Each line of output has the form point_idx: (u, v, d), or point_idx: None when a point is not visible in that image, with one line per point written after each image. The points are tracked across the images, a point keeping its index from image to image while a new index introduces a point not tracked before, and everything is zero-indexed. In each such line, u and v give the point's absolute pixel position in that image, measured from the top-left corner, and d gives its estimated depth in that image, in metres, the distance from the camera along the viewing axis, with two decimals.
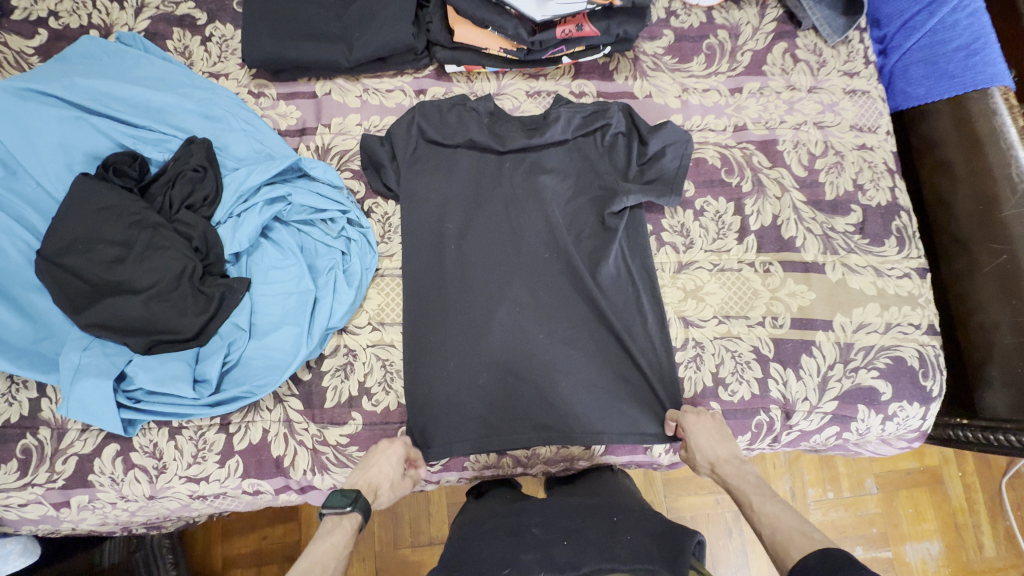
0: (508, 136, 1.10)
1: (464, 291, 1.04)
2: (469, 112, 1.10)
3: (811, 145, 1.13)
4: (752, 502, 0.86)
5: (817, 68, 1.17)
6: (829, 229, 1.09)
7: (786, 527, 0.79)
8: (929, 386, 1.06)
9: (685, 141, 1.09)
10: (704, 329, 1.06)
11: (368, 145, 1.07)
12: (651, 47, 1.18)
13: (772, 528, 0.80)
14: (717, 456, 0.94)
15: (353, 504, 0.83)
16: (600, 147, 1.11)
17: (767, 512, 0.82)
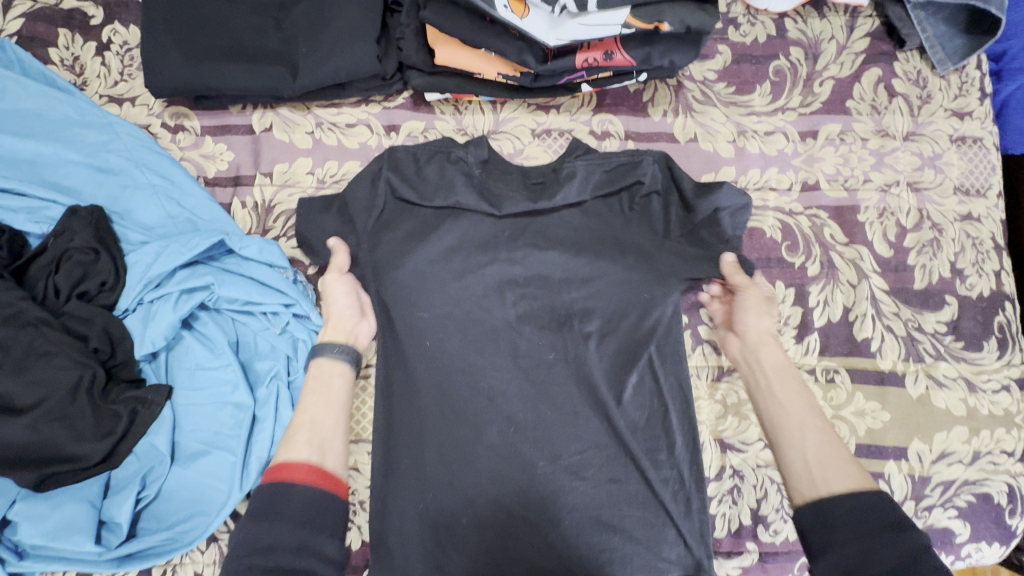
0: (507, 199, 0.83)
1: (449, 403, 0.81)
2: (458, 166, 0.83)
3: (900, 214, 0.87)
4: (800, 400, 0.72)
5: (918, 105, 0.88)
6: (914, 328, 0.85)
7: (835, 459, 0.64)
8: (1016, 524, 0.83)
9: (745, 206, 0.82)
10: (746, 454, 0.85)
11: (318, 211, 0.81)
12: (698, 70, 0.89)
13: (813, 453, 0.66)
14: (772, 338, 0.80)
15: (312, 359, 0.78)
16: (630, 215, 0.84)
17: (812, 432, 0.68)
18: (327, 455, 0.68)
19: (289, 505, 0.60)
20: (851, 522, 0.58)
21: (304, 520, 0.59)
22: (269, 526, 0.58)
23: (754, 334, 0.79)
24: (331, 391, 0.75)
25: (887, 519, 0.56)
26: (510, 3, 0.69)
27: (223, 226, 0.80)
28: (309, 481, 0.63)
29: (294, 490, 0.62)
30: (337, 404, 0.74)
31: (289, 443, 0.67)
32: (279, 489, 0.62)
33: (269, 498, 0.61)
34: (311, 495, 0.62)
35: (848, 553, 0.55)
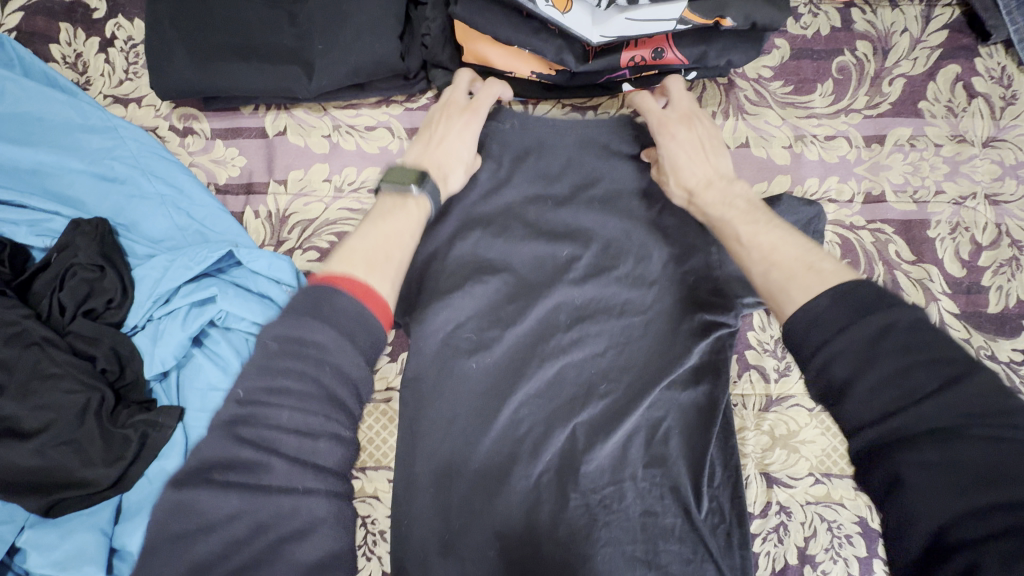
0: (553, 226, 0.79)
1: (479, 413, 0.75)
2: (509, 216, 0.78)
3: (976, 230, 0.78)
4: (738, 232, 0.60)
5: (1002, 107, 0.79)
6: (987, 357, 0.77)
7: (790, 272, 0.53)
8: None
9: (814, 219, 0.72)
10: (794, 490, 0.78)
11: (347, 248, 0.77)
12: (753, 67, 0.81)
13: (765, 279, 0.54)
14: (698, 175, 0.67)
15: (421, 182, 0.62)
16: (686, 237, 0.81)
17: (755, 246, 0.58)
18: (388, 286, 0.53)
19: (301, 362, 0.42)
20: (827, 321, 0.45)
21: (307, 440, 0.41)
22: (261, 400, 0.41)
23: (692, 175, 0.67)
24: (405, 221, 0.61)
25: (857, 305, 0.44)
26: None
27: (236, 238, 0.75)
28: (355, 297, 0.47)
29: (310, 328, 0.43)
30: (407, 239, 0.60)
31: (341, 258, 0.53)
32: (322, 293, 0.46)
33: (273, 352, 0.43)
34: (320, 346, 0.43)
35: (817, 375, 0.44)
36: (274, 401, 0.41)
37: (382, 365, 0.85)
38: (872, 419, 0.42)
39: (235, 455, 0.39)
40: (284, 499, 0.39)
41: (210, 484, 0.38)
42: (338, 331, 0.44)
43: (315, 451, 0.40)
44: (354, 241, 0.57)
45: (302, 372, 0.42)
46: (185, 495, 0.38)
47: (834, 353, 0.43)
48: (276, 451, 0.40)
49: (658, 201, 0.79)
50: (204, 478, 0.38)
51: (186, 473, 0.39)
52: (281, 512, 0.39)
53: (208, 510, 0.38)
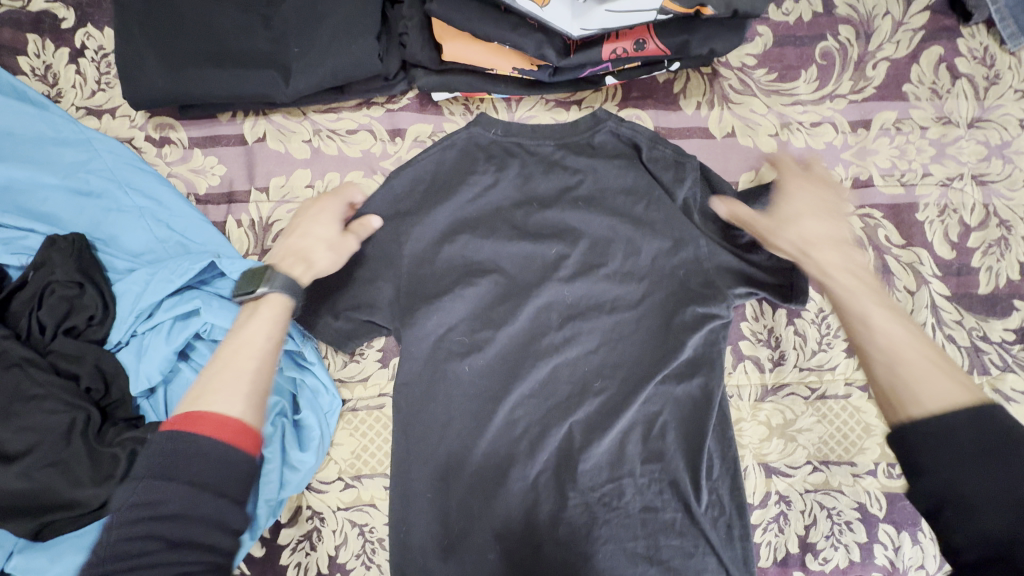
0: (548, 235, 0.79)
1: (476, 414, 0.75)
2: (496, 217, 0.77)
3: (964, 211, 0.78)
4: (866, 314, 0.57)
5: (986, 87, 0.79)
6: (979, 338, 0.77)
7: (922, 374, 0.51)
8: None
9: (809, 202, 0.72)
10: (793, 479, 0.78)
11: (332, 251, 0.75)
12: (736, 55, 0.80)
13: (891, 369, 0.53)
14: (812, 234, 0.65)
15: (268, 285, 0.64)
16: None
17: (885, 332, 0.56)
18: (244, 402, 0.53)
19: (162, 516, 0.46)
20: (957, 435, 0.46)
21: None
22: (127, 559, 0.44)
23: (806, 232, 0.65)
24: (260, 333, 0.60)
25: (987, 436, 0.45)
26: None
27: (218, 248, 0.74)
28: (206, 434, 0.49)
29: (159, 487, 0.46)
30: (259, 341, 0.60)
31: (189, 397, 0.53)
32: (171, 442, 0.49)
33: (134, 510, 0.46)
34: (169, 501, 0.46)
35: (935, 485, 0.45)
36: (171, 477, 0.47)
37: (373, 372, 0.82)
38: (983, 541, 0.43)
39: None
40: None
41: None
42: (190, 481, 0.47)
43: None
44: (205, 373, 0.56)
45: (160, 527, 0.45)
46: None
47: (910, 434, 0.48)
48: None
49: (643, 195, 0.77)
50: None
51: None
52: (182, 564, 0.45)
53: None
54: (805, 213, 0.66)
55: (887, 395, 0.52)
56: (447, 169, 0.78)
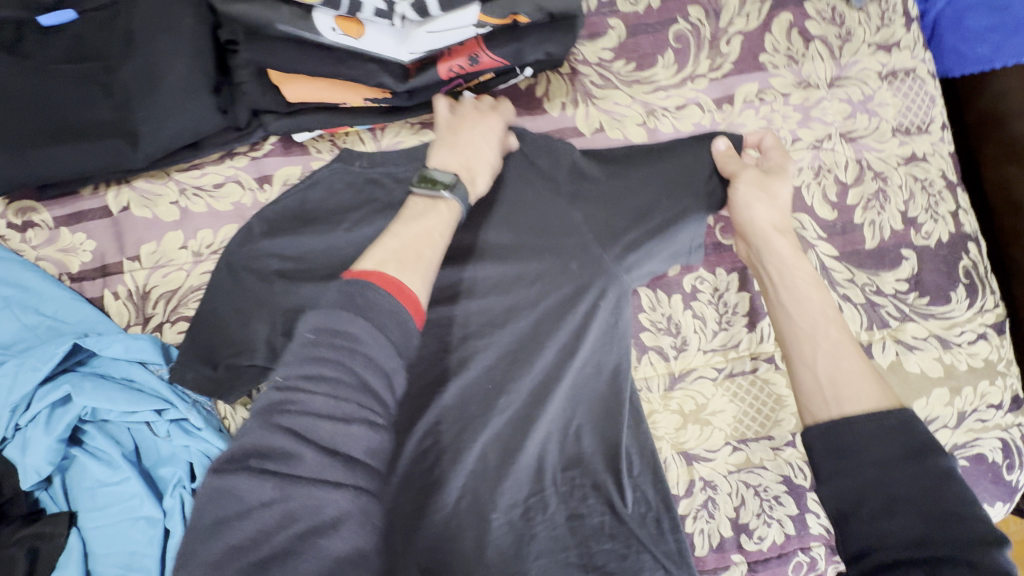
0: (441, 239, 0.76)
1: None
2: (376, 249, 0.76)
3: (839, 169, 0.78)
4: (806, 311, 0.61)
5: (840, 46, 0.80)
6: (873, 293, 0.78)
7: (853, 376, 0.54)
8: (1015, 478, 0.80)
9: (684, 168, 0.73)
10: (714, 462, 0.78)
11: (213, 309, 0.73)
12: (592, 50, 0.80)
13: (826, 365, 0.56)
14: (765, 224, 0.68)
15: (454, 190, 0.66)
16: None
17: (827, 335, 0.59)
18: (419, 281, 0.57)
19: (319, 385, 0.46)
20: (875, 445, 0.49)
21: (337, 428, 0.45)
22: (268, 458, 0.44)
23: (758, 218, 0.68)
24: (433, 218, 0.64)
25: (907, 445, 0.48)
26: (340, 23, 0.58)
27: (94, 327, 0.73)
28: (380, 287, 0.53)
29: (346, 323, 0.49)
30: (439, 237, 0.63)
31: (370, 255, 0.58)
32: (352, 285, 0.52)
33: (292, 345, 0.49)
34: (356, 336, 0.48)
35: (860, 483, 0.47)
36: (311, 383, 0.46)
37: None
38: (898, 544, 0.45)
39: (273, 443, 0.44)
40: (313, 495, 0.43)
41: (248, 470, 0.43)
42: (372, 323, 0.50)
43: (349, 434, 0.45)
44: (392, 241, 0.60)
45: (341, 361, 0.47)
46: (221, 482, 0.43)
47: (839, 439, 0.50)
48: (310, 445, 0.44)
49: (519, 205, 0.77)
50: (240, 465, 0.44)
51: (222, 461, 0.44)
52: (307, 504, 0.43)
53: (243, 496, 0.42)
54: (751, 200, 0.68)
55: (820, 386, 0.55)
56: (320, 208, 0.76)
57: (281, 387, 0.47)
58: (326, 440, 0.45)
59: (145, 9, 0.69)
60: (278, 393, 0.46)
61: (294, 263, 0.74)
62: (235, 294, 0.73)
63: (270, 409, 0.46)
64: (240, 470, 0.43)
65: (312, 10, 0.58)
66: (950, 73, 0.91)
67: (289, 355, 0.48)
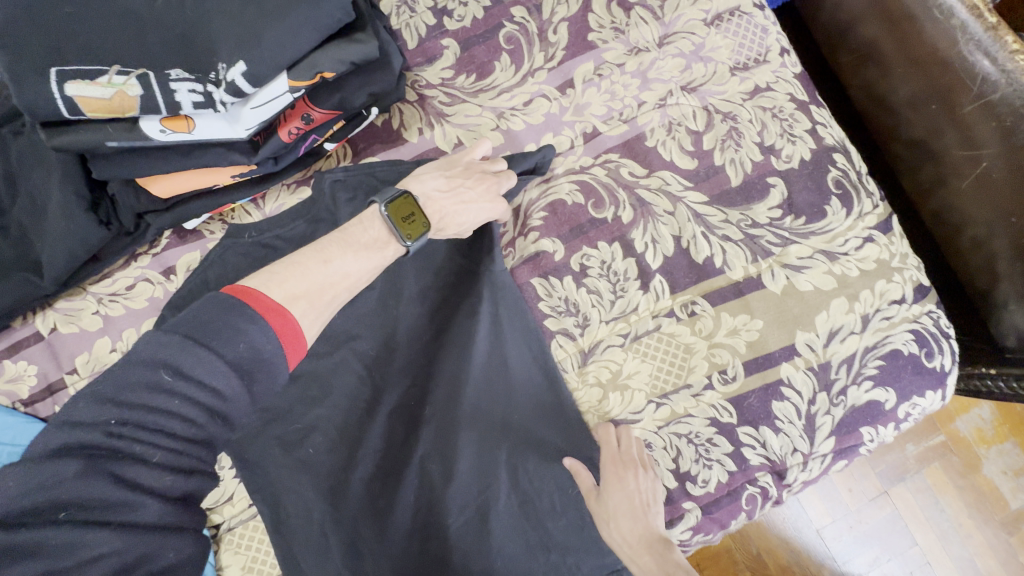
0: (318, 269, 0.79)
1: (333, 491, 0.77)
2: None
3: (688, 120, 0.82)
4: None
5: (660, 7, 0.84)
6: (750, 226, 0.81)
7: None
8: (939, 364, 0.81)
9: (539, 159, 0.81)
10: (642, 422, 0.80)
11: None
12: (434, 73, 0.85)
13: None
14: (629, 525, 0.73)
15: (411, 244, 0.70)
16: (449, 246, 0.84)
17: None
18: (315, 312, 0.59)
19: (138, 427, 0.48)
20: None
21: (175, 480, 0.49)
22: (84, 511, 0.44)
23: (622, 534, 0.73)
24: (375, 248, 0.68)
25: None
26: (167, 124, 0.65)
27: None
28: (264, 323, 0.54)
29: (208, 372, 0.50)
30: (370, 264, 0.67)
31: (281, 284, 0.58)
32: (229, 320, 0.52)
33: (136, 379, 0.48)
34: (219, 392, 0.50)
35: None
36: (140, 428, 0.48)
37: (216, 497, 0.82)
38: None
39: (99, 494, 0.45)
40: (153, 542, 0.46)
41: (65, 522, 0.44)
42: (240, 379, 0.51)
43: (185, 486, 0.49)
44: (314, 265, 0.62)
45: (192, 415, 0.50)
46: (24, 536, 0.43)
47: None
48: (146, 492, 0.47)
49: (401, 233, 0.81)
50: (47, 516, 0.44)
51: (33, 510, 0.43)
52: (145, 552, 0.46)
53: (57, 552, 0.43)
54: (616, 514, 0.73)
55: None
56: (222, 283, 0.81)
57: (118, 431, 0.47)
58: (165, 489, 0.48)
59: (20, 149, 0.76)
60: (111, 439, 0.47)
61: None
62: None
63: (99, 453, 0.46)
64: (55, 524, 0.44)
65: (138, 119, 0.64)
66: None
67: (125, 390, 0.48)
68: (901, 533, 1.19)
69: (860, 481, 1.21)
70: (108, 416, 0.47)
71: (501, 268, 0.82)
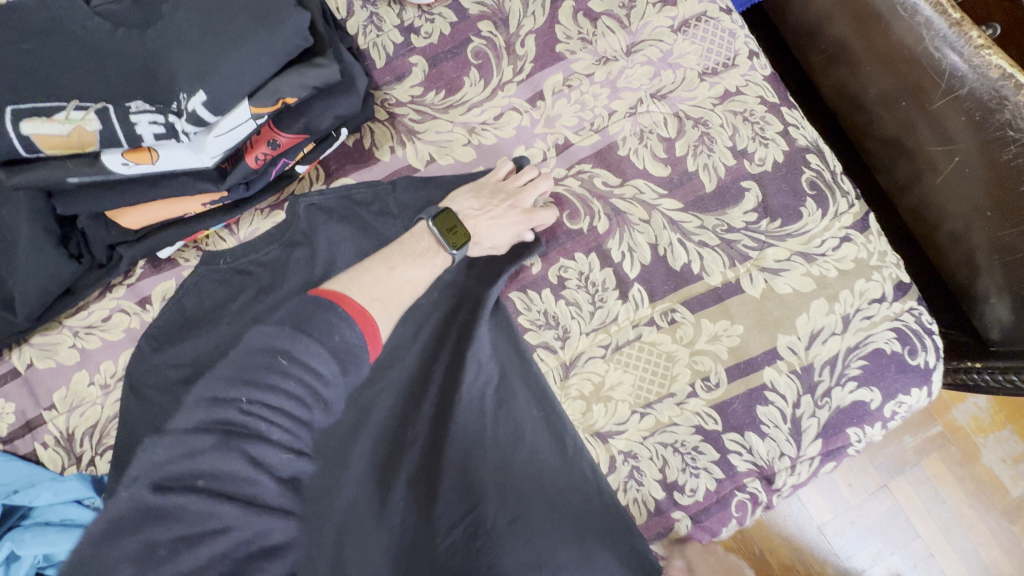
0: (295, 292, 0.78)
1: None
2: None
3: (659, 128, 0.82)
4: None
5: (626, 16, 0.85)
6: (725, 232, 0.81)
7: None
8: (923, 361, 0.81)
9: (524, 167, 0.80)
10: (627, 433, 0.80)
11: (122, 433, 0.76)
12: (403, 91, 0.85)
13: None
14: None
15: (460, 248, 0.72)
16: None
17: None
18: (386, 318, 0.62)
19: (261, 407, 0.48)
20: None
21: (291, 459, 0.50)
22: (221, 481, 0.46)
23: None
24: (427, 258, 0.71)
25: None
26: (129, 157, 0.64)
27: (29, 479, 0.78)
28: (356, 326, 0.55)
29: (315, 356, 0.51)
30: (427, 270, 0.71)
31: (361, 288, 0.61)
32: (327, 318, 0.54)
33: (255, 361, 0.50)
34: (323, 377, 0.51)
35: None
36: (263, 408, 0.48)
37: None
38: None
39: (228, 468, 0.46)
40: (261, 522, 0.47)
41: (198, 491, 0.45)
42: (338, 364, 0.52)
43: (296, 465, 0.50)
44: (379, 272, 0.65)
45: (303, 398, 0.50)
46: (168, 499, 0.44)
47: None
48: (268, 470, 0.48)
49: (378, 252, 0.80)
50: (185, 485, 0.45)
51: (172, 479, 0.45)
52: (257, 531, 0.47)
53: (190, 518, 0.44)
54: None
55: None
56: (198, 311, 0.80)
57: (246, 409, 0.48)
58: (280, 467, 0.49)
59: None
60: (239, 417, 0.48)
61: (188, 367, 0.77)
62: (142, 412, 0.77)
63: (230, 431, 0.47)
64: (193, 491, 0.45)
65: (100, 153, 0.64)
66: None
67: (245, 372, 0.49)
68: (902, 526, 1.18)
69: (859, 476, 1.20)
70: (238, 395, 0.48)
71: (479, 283, 0.81)
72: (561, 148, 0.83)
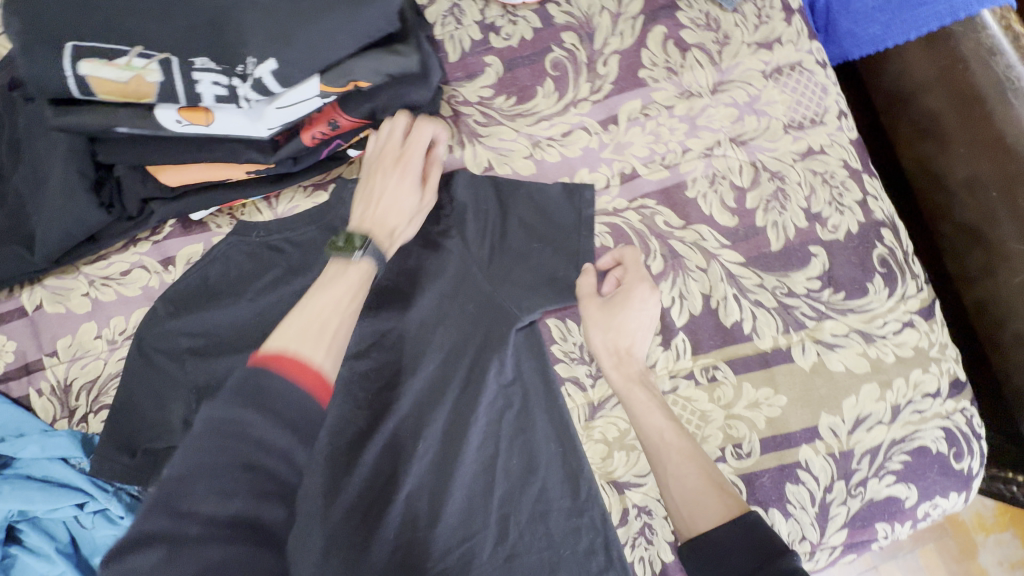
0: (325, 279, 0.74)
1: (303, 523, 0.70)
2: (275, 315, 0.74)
3: (733, 174, 0.78)
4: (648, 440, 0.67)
5: (718, 52, 0.81)
6: (785, 295, 0.76)
7: (694, 502, 0.61)
8: (967, 466, 0.76)
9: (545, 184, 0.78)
10: (645, 487, 0.75)
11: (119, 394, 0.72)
12: (472, 90, 0.81)
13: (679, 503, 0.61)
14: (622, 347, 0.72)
15: (364, 250, 0.62)
16: None
17: (674, 463, 0.64)
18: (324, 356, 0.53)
19: (192, 461, 0.45)
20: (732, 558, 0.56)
21: (223, 503, 0.44)
22: (162, 539, 0.42)
23: (602, 344, 0.72)
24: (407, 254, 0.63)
25: None
26: (184, 115, 0.62)
27: (19, 427, 0.74)
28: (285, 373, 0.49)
29: (243, 418, 0.46)
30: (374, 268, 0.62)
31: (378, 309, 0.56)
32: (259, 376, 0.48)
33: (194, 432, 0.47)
34: (252, 429, 0.46)
35: None
36: (192, 468, 0.44)
37: None
38: None
39: (159, 525, 0.43)
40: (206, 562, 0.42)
41: (145, 548, 0.42)
42: (273, 418, 0.47)
43: (232, 510, 0.44)
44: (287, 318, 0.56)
45: (233, 452, 0.45)
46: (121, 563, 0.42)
47: None
48: (197, 522, 0.43)
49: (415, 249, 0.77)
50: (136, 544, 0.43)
51: (122, 545, 0.43)
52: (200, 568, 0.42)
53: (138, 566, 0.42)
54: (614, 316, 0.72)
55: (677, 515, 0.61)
56: (221, 281, 0.75)
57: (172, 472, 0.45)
58: (217, 517, 0.44)
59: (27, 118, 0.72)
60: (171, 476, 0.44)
61: (202, 339, 0.73)
62: (146, 376, 0.72)
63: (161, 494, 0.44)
64: (137, 550, 0.42)
65: (153, 107, 0.61)
66: (850, 54, 0.96)
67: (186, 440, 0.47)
68: None
69: None
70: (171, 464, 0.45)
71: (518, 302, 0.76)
72: (626, 178, 0.79)
